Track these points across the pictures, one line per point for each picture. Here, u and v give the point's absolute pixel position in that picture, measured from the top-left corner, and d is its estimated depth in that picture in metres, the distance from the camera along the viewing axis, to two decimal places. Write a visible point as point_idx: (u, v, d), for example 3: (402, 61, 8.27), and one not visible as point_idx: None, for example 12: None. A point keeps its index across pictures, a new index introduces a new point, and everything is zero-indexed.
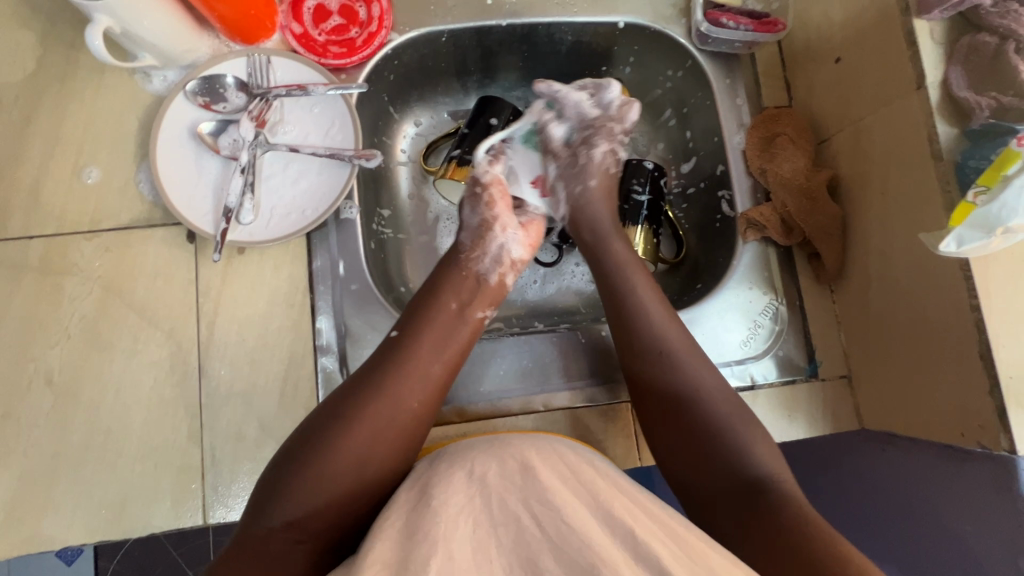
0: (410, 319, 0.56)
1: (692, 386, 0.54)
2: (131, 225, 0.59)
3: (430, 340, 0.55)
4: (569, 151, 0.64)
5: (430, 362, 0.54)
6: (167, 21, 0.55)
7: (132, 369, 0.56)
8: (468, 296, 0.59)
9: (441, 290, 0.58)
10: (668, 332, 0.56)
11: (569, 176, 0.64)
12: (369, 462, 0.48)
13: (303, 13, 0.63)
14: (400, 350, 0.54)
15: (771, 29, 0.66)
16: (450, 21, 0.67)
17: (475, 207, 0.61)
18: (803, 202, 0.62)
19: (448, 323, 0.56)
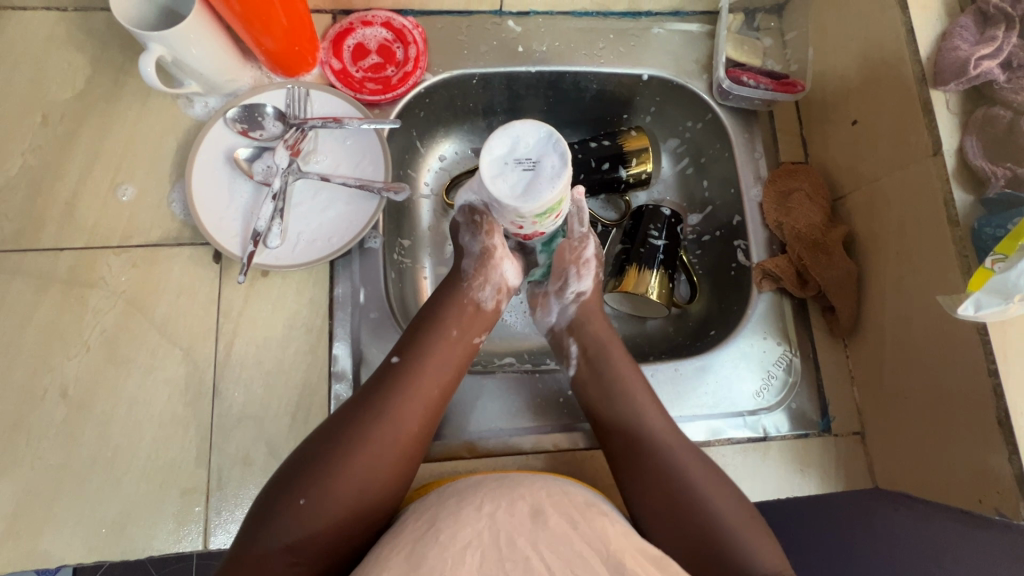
0: (413, 342, 0.57)
1: (622, 390, 0.59)
2: (160, 243, 0.60)
3: (432, 364, 0.55)
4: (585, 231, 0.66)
5: (433, 386, 0.54)
6: (215, 51, 0.57)
7: (147, 386, 0.56)
8: (471, 322, 0.60)
9: (445, 316, 0.59)
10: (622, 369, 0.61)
11: None
12: (370, 484, 0.48)
13: (343, 50, 0.66)
14: (403, 372, 0.54)
15: (791, 89, 0.68)
16: (481, 64, 0.70)
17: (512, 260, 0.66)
18: (817, 256, 0.63)
19: (448, 347, 0.57)
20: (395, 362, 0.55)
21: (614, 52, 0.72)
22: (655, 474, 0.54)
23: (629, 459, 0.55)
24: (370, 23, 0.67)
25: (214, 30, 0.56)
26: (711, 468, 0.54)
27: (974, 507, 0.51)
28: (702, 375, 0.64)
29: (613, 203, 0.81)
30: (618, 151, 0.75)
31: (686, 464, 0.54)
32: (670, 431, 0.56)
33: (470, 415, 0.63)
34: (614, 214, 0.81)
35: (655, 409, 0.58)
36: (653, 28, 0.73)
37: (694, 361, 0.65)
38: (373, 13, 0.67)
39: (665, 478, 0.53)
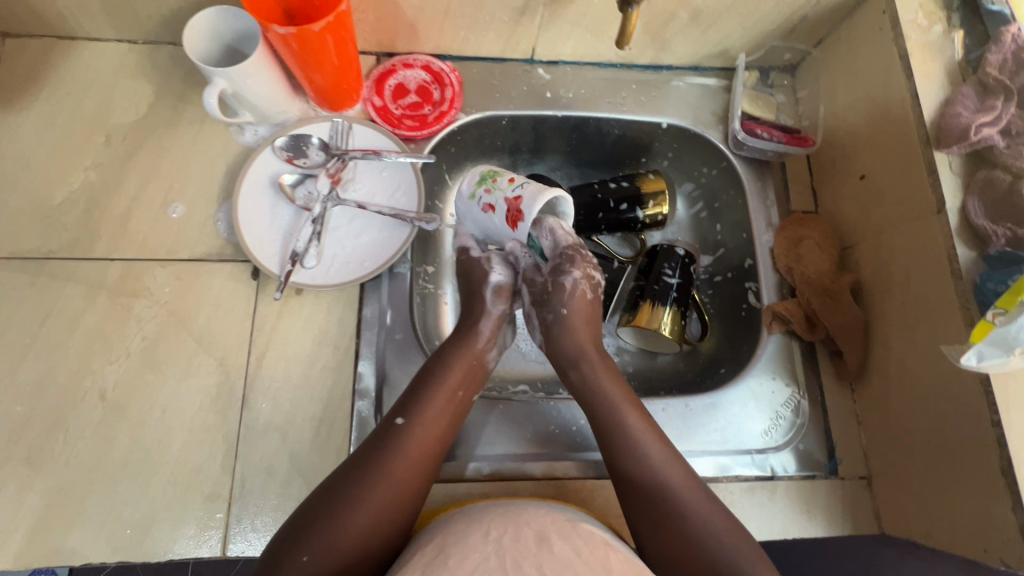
0: (417, 403, 0.58)
1: (624, 429, 0.58)
2: (203, 258, 0.64)
3: (432, 422, 0.57)
4: (541, 278, 0.65)
5: (432, 446, 0.56)
6: (270, 86, 0.62)
7: (181, 393, 0.59)
8: (470, 382, 0.61)
9: (447, 373, 0.60)
10: (620, 410, 0.60)
11: (539, 301, 0.65)
12: (370, 538, 0.50)
13: (384, 89, 0.71)
14: (408, 435, 0.55)
15: (803, 144, 0.72)
16: (511, 107, 0.75)
17: (495, 296, 0.66)
18: (826, 300, 0.65)
19: (448, 406, 0.59)
20: (398, 424, 0.56)
21: (635, 101, 0.77)
22: (671, 518, 0.53)
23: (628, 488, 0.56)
24: (411, 66, 0.72)
25: (272, 68, 0.61)
26: (727, 515, 0.54)
27: (982, 558, 0.52)
28: (712, 412, 0.66)
29: (629, 241, 0.85)
30: (636, 193, 0.79)
31: (699, 508, 0.54)
32: (673, 462, 0.57)
33: (484, 439, 0.65)
34: (629, 251, 0.85)
35: (659, 448, 0.58)
36: (673, 81, 0.78)
37: (704, 397, 0.66)
38: (414, 57, 0.72)
39: (678, 523, 0.53)
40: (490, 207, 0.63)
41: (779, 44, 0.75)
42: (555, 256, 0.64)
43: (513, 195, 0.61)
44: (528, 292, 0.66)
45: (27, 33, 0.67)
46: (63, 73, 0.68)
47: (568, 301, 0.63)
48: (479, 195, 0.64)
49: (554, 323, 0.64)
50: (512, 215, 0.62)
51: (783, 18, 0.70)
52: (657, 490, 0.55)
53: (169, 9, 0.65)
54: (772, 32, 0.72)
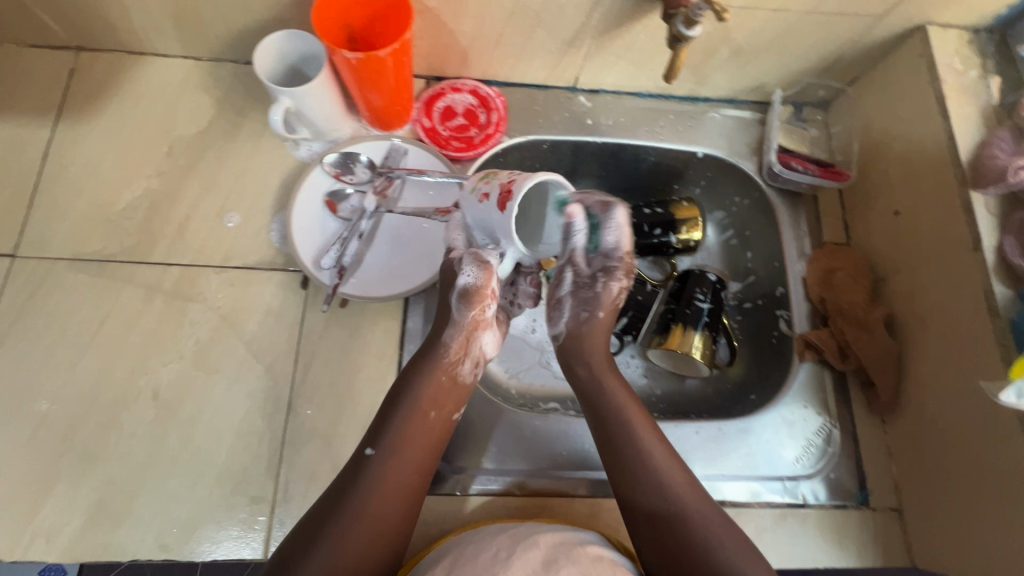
0: (388, 432, 0.56)
1: (632, 442, 0.58)
2: (256, 266, 0.66)
3: (405, 448, 0.56)
4: (587, 272, 0.63)
5: (407, 473, 0.55)
6: (329, 105, 0.65)
7: (230, 396, 0.61)
8: (445, 400, 0.59)
9: (420, 399, 0.58)
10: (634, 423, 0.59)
11: (581, 296, 0.64)
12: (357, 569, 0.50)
13: (433, 111, 0.74)
14: (379, 465, 0.54)
15: (837, 178, 0.74)
16: (553, 132, 0.78)
17: (463, 301, 0.59)
18: (859, 331, 0.66)
19: (423, 431, 0.57)
20: (369, 454, 0.55)
21: (672, 131, 0.80)
22: (678, 535, 0.53)
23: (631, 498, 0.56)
24: (459, 90, 0.75)
25: (333, 89, 0.64)
26: (734, 531, 0.54)
27: None
28: (744, 438, 0.67)
29: (659, 264, 0.87)
30: (670, 218, 0.81)
31: (705, 526, 0.53)
32: (678, 477, 0.56)
33: (505, 455, 0.65)
34: (660, 275, 0.86)
35: (669, 460, 0.58)
36: (709, 113, 0.81)
37: (737, 423, 0.67)
38: (462, 82, 0.75)
39: (683, 543, 0.53)
40: (484, 196, 0.55)
41: (814, 81, 0.77)
42: (608, 257, 0.62)
43: (507, 181, 0.52)
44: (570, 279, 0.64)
45: (100, 47, 0.71)
46: (130, 86, 0.71)
47: (606, 307, 0.63)
48: (478, 188, 0.56)
49: (586, 322, 0.64)
50: (501, 198, 0.52)
51: (820, 57, 0.73)
52: (660, 505, 0.55)
53: (236, 30, 0.69)
54: (808, 70, 0.75)
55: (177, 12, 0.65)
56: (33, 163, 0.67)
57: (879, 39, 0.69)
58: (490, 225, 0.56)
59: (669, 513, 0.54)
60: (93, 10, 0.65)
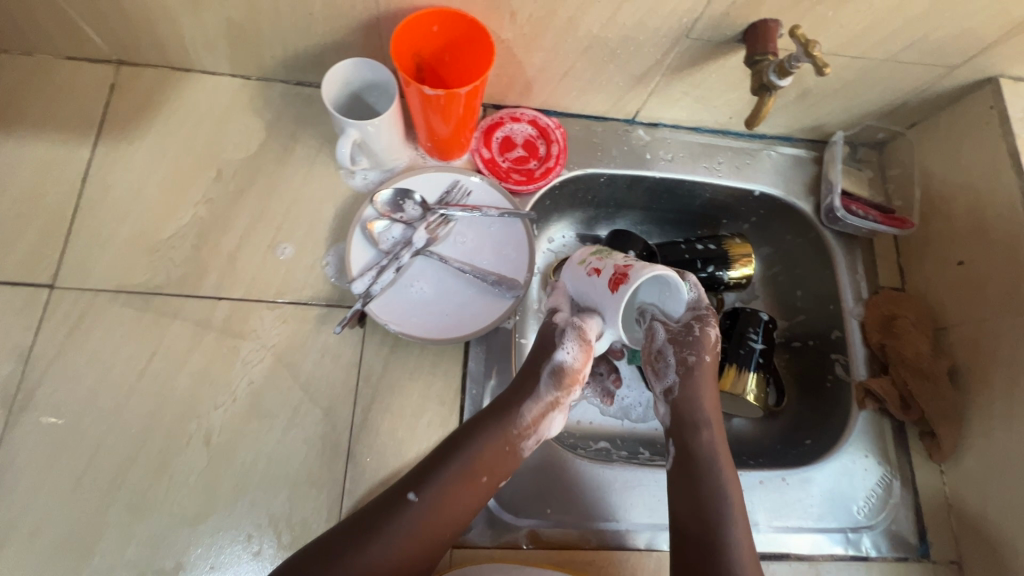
0: (436, 479, 0.53)
1: (714, 497, 0.56)
2: (310, 301, 0.63)
3: (452, 503, 0.53)
4: (679, 325, 0.60)
5: (445, 529, 0.52)
6: (392, 138, 0.63)
7: (286, 442, 0.58)
8: (500, 467, 0.55)
9: (478, 457, 0.54)
10: (725, 482, 0.56)
11: (680, 343, 0.59)
12: None
13: (492, 141, 0.72)
14: (418, 517, 0.51)
15: (901, 225, 0.73)
16: (611, 166, 0.76)
17: (553, 378, 0.57)
18: (924, 383, 0.66)
19: (475, 490, 0.54)
20: (411, 499, 0.52)
21: (730, 167, 0.79)
22: None
23: (691, 560, 0.54)
24: (518, 119, 0.73)
25: (398, 122, 0.62)
26: None
27: None
28: (806, 487, 0.66)
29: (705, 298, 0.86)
30: (723, 255, 0.79)
31: None
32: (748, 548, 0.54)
33: (559, 504, 0.61)
34: None
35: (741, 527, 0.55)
36: (766, 150, 0.80)
37: (799, 472, 0.67)
38: (521, 111, 0.73)
39: None
40: (596, 271, 0.57)
41: (874, 123, 0.77)
42: (695, 308, 0.60)
43: (625, 262, 0.54)
44: (663, 331, 0.60)
45: (143, 62, 0.67)
46: (175, 105, 0.67)
47: (712, 349, 0.59)
48: (588, 262, 0.58)
49: (695, 366, 0.59)
50: (615, 278, 0.53)
51: (886, 102, 0.72)
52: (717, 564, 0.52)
53: (292, 52, 0.65)
54: (871, 113, 0.75)
55: (234, 32, 0.61)
56: (73, 187, 0.63)
57: (948, 88, 0.69)
58: (595, 297, 0.57)
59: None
60: (142, 26, 0.61)
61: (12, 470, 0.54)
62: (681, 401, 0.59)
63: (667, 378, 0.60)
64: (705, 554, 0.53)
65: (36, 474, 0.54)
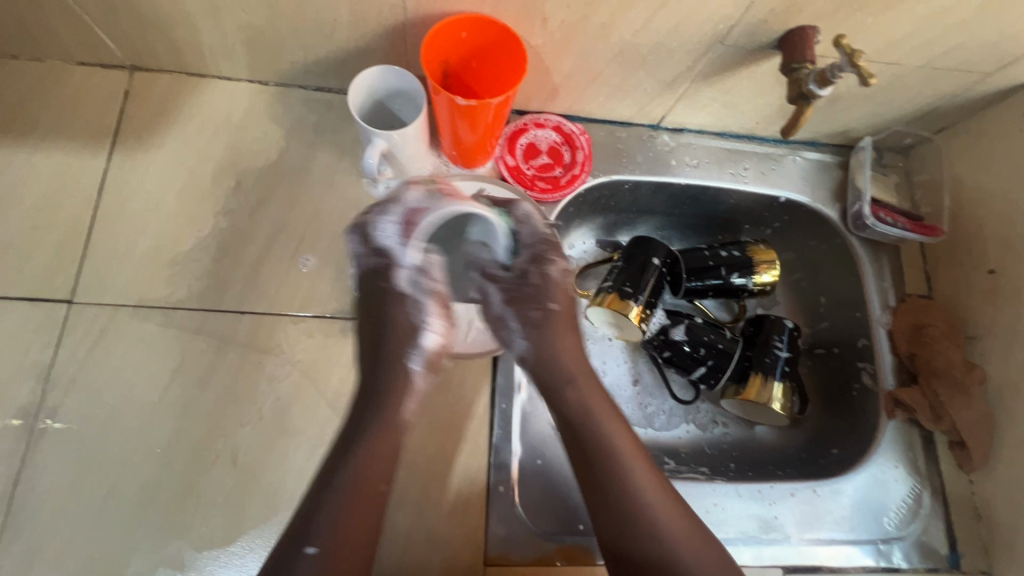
0: (325, 517, 0.46)
1: (627, 480, 0.51)
2: (335, 315, 0.62)
3: (351, 530, 0.47)
4: (512, 274, 0.59)
5: (355, 554, 0.47)
6: (417, 147, 0.61)
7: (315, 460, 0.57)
8: (388, 470, 0.50)
9: (368, 469, 0.49)
10: (627, 460, 0.52)
11: (518, 299, 0.59)
12: None
13: (516, 148, 0.71)
14: (314, 573, 0.44)
15: (929, 233, 0.72)
16: (636, 173, 0.75)
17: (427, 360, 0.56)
18: (954, 394, 0.66)
19: (368, 507, 0.48)
20: (309, 551, 0.45)
21: (755, 173, 0.77)
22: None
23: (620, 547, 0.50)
24: (542, 125, 0.71)
25: (423, 130, 0.59)
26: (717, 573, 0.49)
27: None
28: (836, 498, 0.66)
29: (727, 305, 0.85)
30: (747, 261, 0.78)
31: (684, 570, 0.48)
32: (674, 516, 0.51)
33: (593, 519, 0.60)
34: (727, 316, 0.84)
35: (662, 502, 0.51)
36: (791, 156, 0.79)
37: (829, 483, 0.66)
38: (545, 117, 0.72)
39: None
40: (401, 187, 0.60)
41: (901, 129, 0.76)
42: (533, 246, 0.59)
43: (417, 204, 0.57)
44: (499, 296, 0.59)
45: (158, 68, 0.65)
46: (192, 112, 0.65)
47: (556, 295, 0.59)
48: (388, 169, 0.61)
49: (541, 321, 0.58)
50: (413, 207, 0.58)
51: (916, 107, 0.71)
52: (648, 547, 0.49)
53: (313, 58, 0.63)
54: (900, 118, 0.73)
55: (255, 38, 0.59)
56: (89, 199, 0.61)
57: (981, 94, 0.68)
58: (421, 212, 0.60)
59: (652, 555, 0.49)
60: (158, 31, 0.59)
61: (34, 492, 0.52)
62: (544, 360, 0.57)
63: (516, 344, 0.59)
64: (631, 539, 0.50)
65: (59, 497, 0.52)
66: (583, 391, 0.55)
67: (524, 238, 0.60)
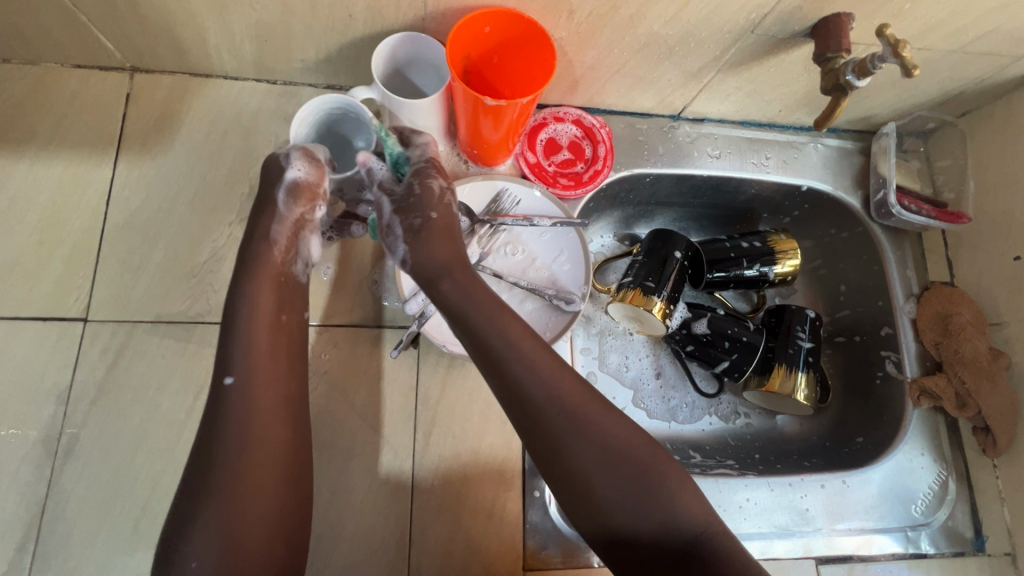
0: (236, 355, 0.48)
1: (491, 345, 0.48)
2: (361, 324, 0.60)
3: (263, 358, 0.49)
4: (401, 189, 0.54)
5: (274, 389, 0.48)
6: (432, 124, 0.60)
7: (349, 472, 0.56)
8: (290, 301, 0.53)
9: (258, 303, 0.51)
10: (474, 316, 0.49)
11: (404, 208, 0.54)
12: (249, 512, 0.45)
13: (536, 144, 0.68)
14: (234, 399, 0.47)
15: (955, 220, 0.72)
16: (658, 165, 0.73)
17: (289, 196, 0.54)
18: (980, 381, 0.66)
19: (276, 338, 0.51)
20: (230, 384, 0.48)
21: (777, 162, 0.76)
22: (563, 439, 0.45)
23: (527, 424, 0.46)
24: (562, 119, 0.69)
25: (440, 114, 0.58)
26: (628, 424, 0.46)
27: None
28: (864, 488, 0.67)
29: (746, 295, 0.84)
30: (769, 252, 0.77)
31: (594, 421, 0.45)
32: (566, 377, 0.47)
33: None
34: (746, 306, 0.84)
35: (545, 361, 0.48)
36: (813, 143, 0.77)
37: (858, 473, 0.67)
38: (565, 110, 0.69)
39: (579, 449, 0.44)
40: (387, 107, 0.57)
41: (925, 113, 0.75)
42: (418, 162, 0.56)
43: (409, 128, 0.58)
44: (388, 202, 0.55)
45: (159, 68, 0.62)
46: (199, 115, 0.62)
47: (436, 204, 0.54)
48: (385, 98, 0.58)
49: (422, 229, 0.53)
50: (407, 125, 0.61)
51: (942, 92, 0.70)
52: (552, 406, 0.45)
53: (326, 56, 0.60)
54: (925, 103, 0.72)
55: (264, 35, 0.56)
56: (96, 209, 0.59)
57: (1009, 77, 0.67)
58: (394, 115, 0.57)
59: (560, 415, 0.45)
60: (159, 30, 0.55)
61: (62, 516, 0.51)
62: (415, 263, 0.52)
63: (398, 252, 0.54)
64: (538, 408, 0.46)
65: (89, 521, 0.51)
66: (460, 282, 0.51)
67: (414, 158, 0.56)
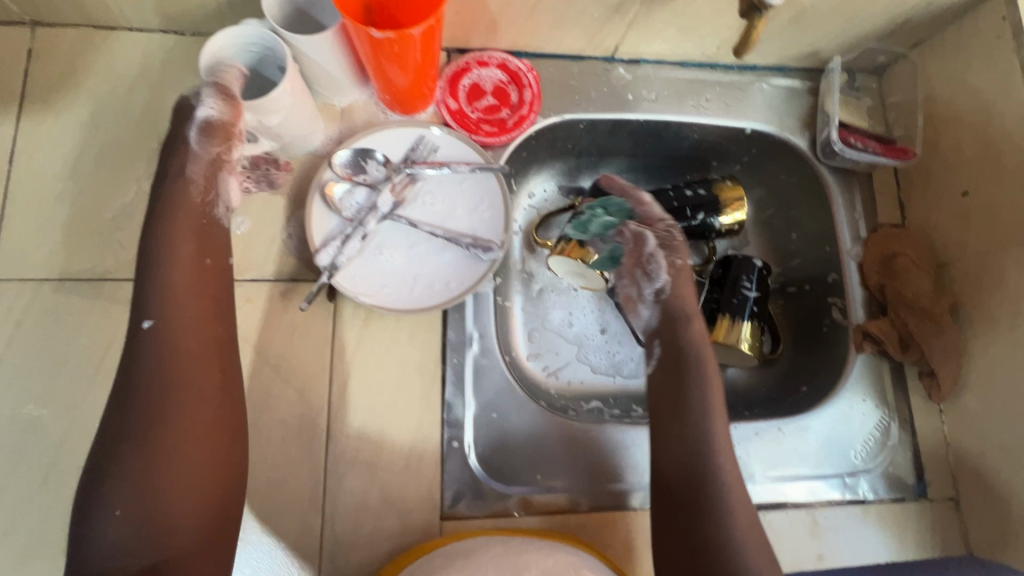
0: (160, 297, 0.49)
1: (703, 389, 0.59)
2: (273, 278, 0.59)
3: (186, 301, 0.49)
4: (662, 229, 0.68)
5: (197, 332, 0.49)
6: (336, 67, 0.57)
7: (261, 426, 0.55)
8: (213, 248, 0.53)
9: (179, 247, 0.51)
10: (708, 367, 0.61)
11: (667, 247, 0.67)
12: (175, 460, 0.45)
13: (459, 90, 0.66)
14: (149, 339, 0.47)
15: (901, 155, 0.69)
16: (591, 111, 0.70)
17: (203, 132, 0.54)
18: (924, 323, 0.64)
19: (201, 284, 0.51)
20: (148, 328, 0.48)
21: (718, 104, 0.73)
22: (689, 470, 0.54)
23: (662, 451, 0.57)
24: (486, 64, 0.66)
25: (342, 55, 0.56)
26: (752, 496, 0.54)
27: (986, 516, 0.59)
28: (801, 435, 0.65)
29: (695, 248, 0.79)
30: (714, 200, 0.73)
31: (725, 477, 0.54)
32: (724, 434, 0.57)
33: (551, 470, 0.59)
34: (697, 259, 0.78)
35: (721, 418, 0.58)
36: (758, 83, 0.74)
37: (795, 421, 0.65)
38: (489, 54, 0.66)
39: (698, 487, 0.53)
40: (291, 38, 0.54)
41: (874, 46, 0.71)
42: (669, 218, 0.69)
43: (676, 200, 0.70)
44: (652, 238, 0.68)
45: (59, 22, 0.60)
46: (101, 68, 0.61)
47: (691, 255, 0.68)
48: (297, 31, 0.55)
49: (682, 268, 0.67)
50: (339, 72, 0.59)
51: (887, 20, 0.66)
52: (690, 448, 0.55)
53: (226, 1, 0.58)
54: (871, 34, 0.68)
55: None
56: None
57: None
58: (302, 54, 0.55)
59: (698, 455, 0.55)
60: None
61: None
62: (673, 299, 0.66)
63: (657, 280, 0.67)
64: (685, 441, 0.56)
65: None
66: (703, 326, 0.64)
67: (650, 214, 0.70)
